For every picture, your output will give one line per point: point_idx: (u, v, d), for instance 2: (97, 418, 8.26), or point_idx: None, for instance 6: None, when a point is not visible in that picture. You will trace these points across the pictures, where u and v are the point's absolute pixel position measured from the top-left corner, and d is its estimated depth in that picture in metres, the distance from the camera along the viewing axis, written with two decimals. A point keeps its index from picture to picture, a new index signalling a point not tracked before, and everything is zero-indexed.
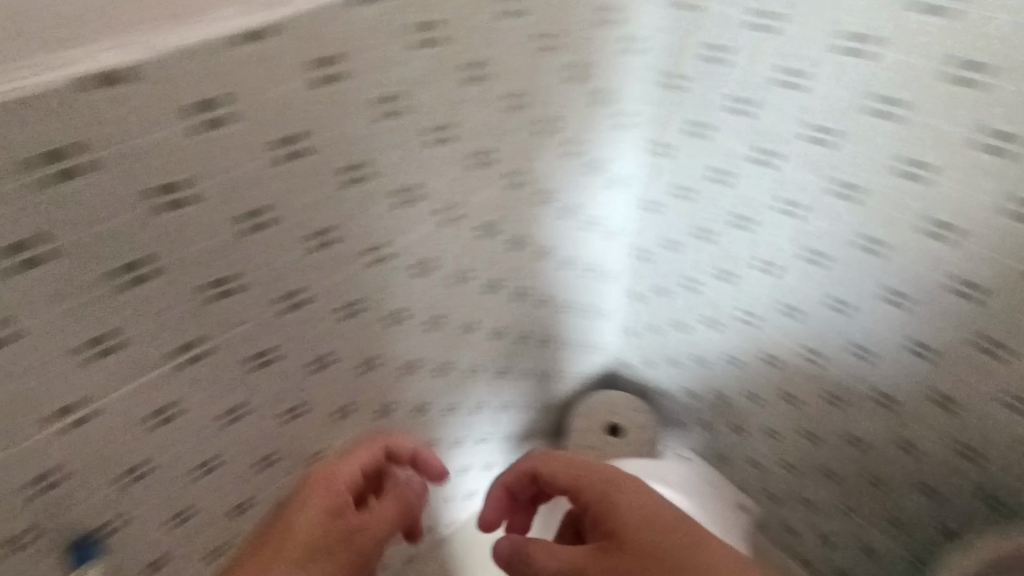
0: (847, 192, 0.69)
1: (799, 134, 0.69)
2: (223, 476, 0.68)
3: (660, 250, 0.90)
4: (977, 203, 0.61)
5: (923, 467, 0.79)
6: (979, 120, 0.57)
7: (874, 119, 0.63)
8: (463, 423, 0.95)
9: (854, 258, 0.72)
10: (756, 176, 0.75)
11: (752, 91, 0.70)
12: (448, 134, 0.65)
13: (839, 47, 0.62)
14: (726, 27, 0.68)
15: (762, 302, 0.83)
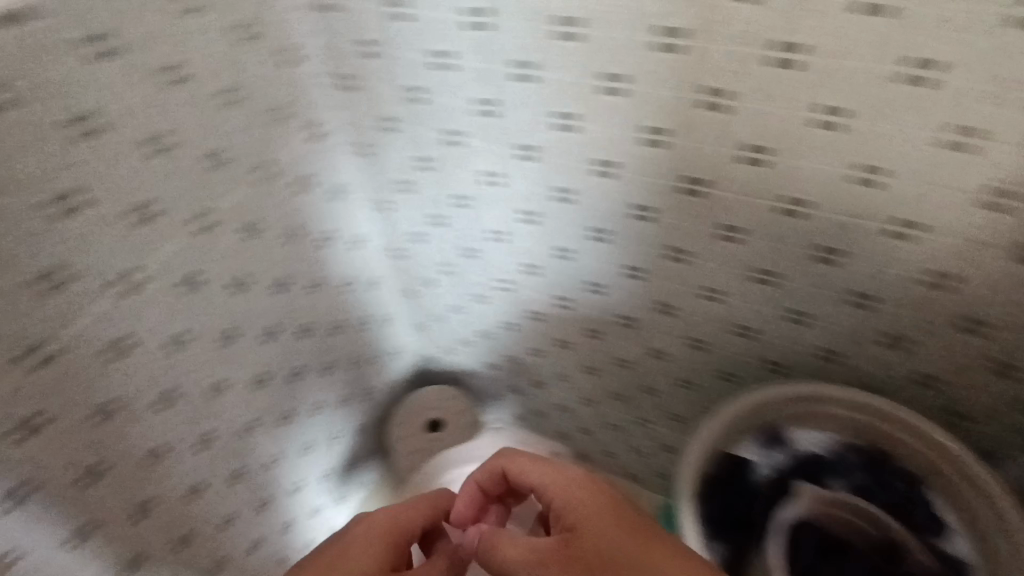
0: (597, 165, 0.78)
1: (542, 127, 0.77)
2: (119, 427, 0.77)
3: (432, 227, 0.99)
4: (748, 204, 0.74)
5: (699, 345, 0.94)
6: (700, 82, 0.65)
7: (615, 99, 0.70)
8: (304, 395, 1.05)
9: (556, 210, 0.86)
10: (483, 158, 0.85)
11: (491, 91, 0.76)
12: (216, 156, 0.75)
13: (492, 56, 0.72)
14: (440, 33, 0.73)
15: (564, 275, 0.95)
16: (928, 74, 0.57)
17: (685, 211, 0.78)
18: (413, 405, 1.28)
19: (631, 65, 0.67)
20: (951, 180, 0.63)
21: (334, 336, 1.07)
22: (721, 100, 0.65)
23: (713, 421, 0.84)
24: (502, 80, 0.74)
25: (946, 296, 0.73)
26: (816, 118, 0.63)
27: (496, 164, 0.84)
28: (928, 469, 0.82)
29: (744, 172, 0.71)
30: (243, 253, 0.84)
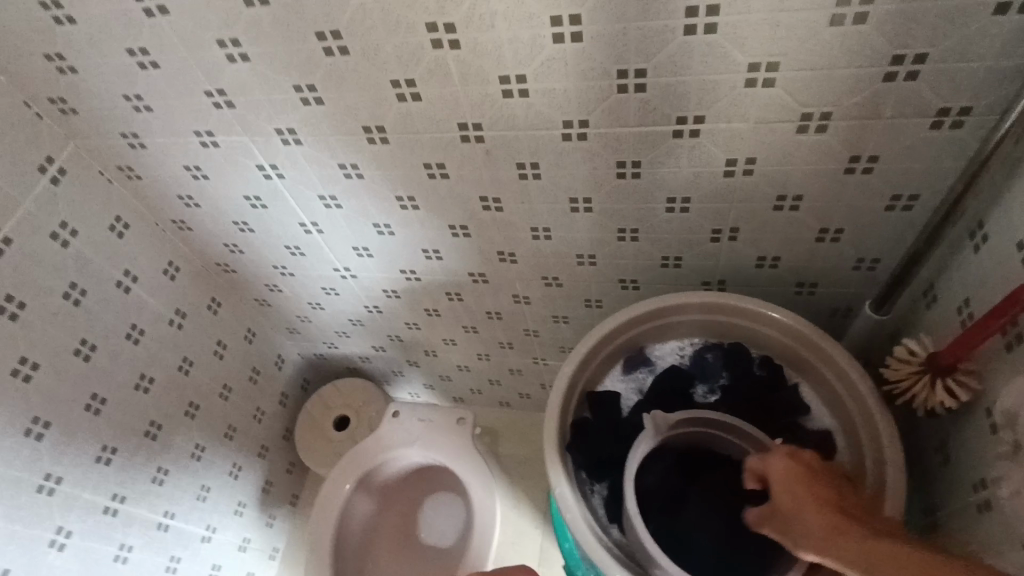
0: (354, 129, 0.62)
1: (301, 101, 0.60)
2: (65, 434, 0.76)
3: (243, 234, 0.86)
4: (527, 137, 0.58)
5: (600, 259, 0.73)
6: (414, 22, 0.50)
7: (241, 67, 0.58)
8: (207, 418, 0.98)
9: (356, 185, 0.70)
10: (248, 153, 0.70)
11: (223, 86, 0.61)
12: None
13: (169, 44, 0.58)
14: (127, 80, 0.63)
15: (395, 248, 0.80)
16: (571, 30, 0.47)
17: (471, 160, 0.63)
18: (316, 403, 1.19)
19: (330, 19, 0.51)
20: (736, 107, 0.51)
21: (225, 356, 1.00)
22: (448, 37, 0.50)
23: (555, 399, 0.66)
24: (231, 79, 0.60)
25: (806, 214, 0.60)
26: (544, 35, 0.48)
27: (289, 170, 0.71)
28: (775, 350, 0.67)
29: (461, 82, 0.54)
30: (125, 304, 0.82)
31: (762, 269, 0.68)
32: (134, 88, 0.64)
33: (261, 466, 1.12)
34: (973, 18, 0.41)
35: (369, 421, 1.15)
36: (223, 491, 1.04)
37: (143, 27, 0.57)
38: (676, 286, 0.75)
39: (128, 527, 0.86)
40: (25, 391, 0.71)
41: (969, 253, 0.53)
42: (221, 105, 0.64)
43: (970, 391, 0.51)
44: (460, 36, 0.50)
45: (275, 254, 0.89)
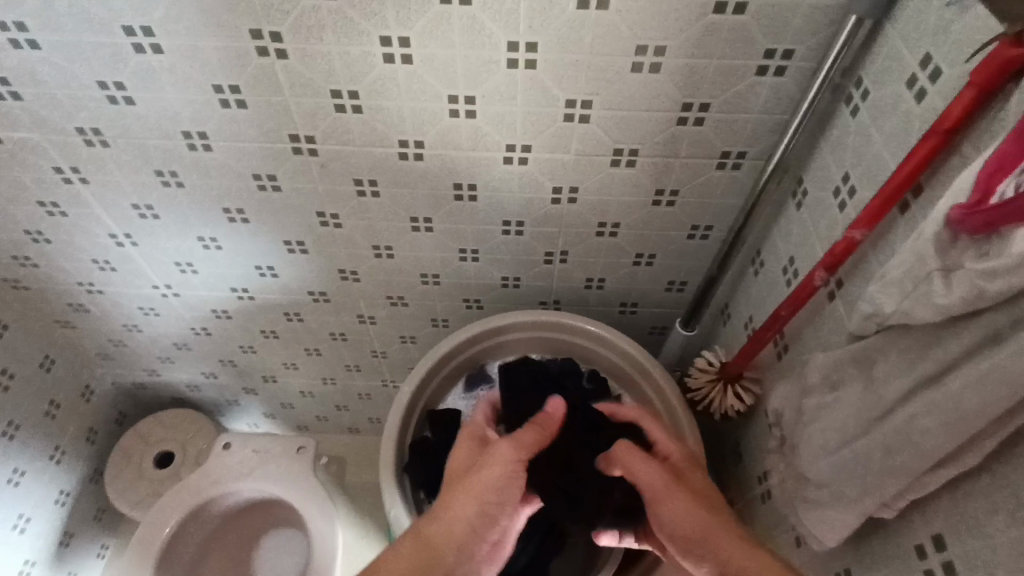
0: (173, 134, 0.58)
1: (109, 101, 0.55)
2: None
3: (39, 245, 0.75)
4: (363, 153, 0.58)
5: (443, 277, 0.74)
6: (240, 26, 0.48)
7: (29, 55, 0.51)
8: None
9: (178, 194, 0.65)
10: (41, 153, 0.61)
11: (8, 73, 0.53)
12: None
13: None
14: None
15: (226, 264, 0.75)
16: (402, 51, 0.48)
17: (308, 174, 0.61)
18: (133, 439, 1.06)
19: (142, 14, 0.47)
20: (560, 138, 0.55)
21: (13, 387, 0.86)
22: (276, 46, 0.49)
23: (392, 417, 0.66)
24: (18, 67, 0.53)
25: (625, 240, 0.66)
26: (377, 54, 0.49)
27: (94, 174, 0.63)
28: (603, 365, 0.72)
29: (292, 93, 0.53)
30: None
31: (591, 290, 0.74)
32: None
33: (55, 516, 0.97)
34: (743, 75, 0.49)
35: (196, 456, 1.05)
36: (1, 548, 0.88)
37: None
38: (516, 306, 0.78)
39: None
40: None
41: (752, 277, 0.62)
42: (6, 95, 0.55)
43: (754, 395, 0.58)
44: (290, 46, 0.49)
45: (81, 267, 0.79)
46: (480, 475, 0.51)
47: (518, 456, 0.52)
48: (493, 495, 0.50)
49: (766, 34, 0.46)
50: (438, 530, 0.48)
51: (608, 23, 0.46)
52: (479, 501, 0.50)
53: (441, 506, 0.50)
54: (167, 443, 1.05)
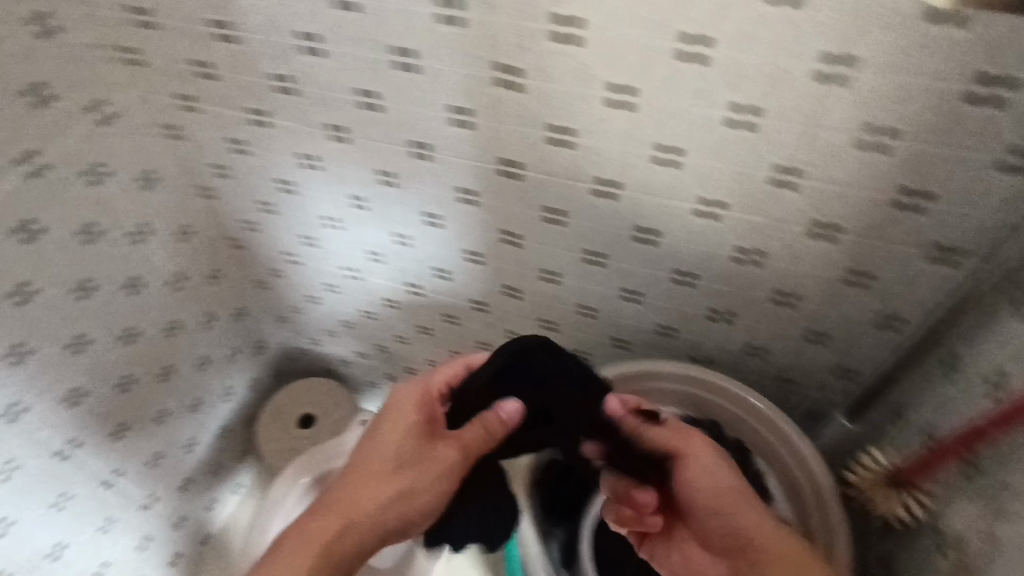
0: (401, 143, 0.66)
1: (358, 106, 0.64)
2: (42, 369, 0.75)
3: (265, 215, 0.88)
4: (562, 184, 0.62)
5: (601, 312, 0.76)
6: (487, 58, 0.54)
7: (312, 60, 0.62)
8: (176, 387, 0.98)
9: (387, 193, 0.74)
10: (292, 140, 0.73)
11: (288, 70, 0.64)
12: (33, 161, 0.67)
13: (254, 26, 0.61)
14: (200, 46, 0.67)
15: (408, 261, 0.83)
16: (626, 99, 0.52)
17: (505, 195, 0.66)
18: (285, 395, 1.19)
19: (408, 39, 0.55)
20: (759, 200, 0.55)
21: (213, 327, 1.02)
22: (514, 79, 0.55)
23: (515, 475, 0.70)
24: (297, 67, 0.63)
25: (801, 314, 0.64)
26: (600, 97, 0.53)
27: (325, 164, 0.74)
28: (751, 437, 0.69)
29: (513, 122, 0.58)
30: (131, 256, 0.83)
31: (750, 356, 0.72)
32: (207, 54, 0.67)
33: (214, 445, 1.12)
34: (984, 170, 0.46)
35: (333, 424, 1.16)
36: (172, 459, 1.03)
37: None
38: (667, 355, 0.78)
39: (72, 469, 0.84)
40: (18, 314, 0.70)
41: (942, 384, 0.56)
42: (283, 87, 0.66)
43: (924, 509, 0.54)
44: (526, 80, 0.54)
45: (289, 238, 0.91)
46: (409, 475, 0.59)
47: (450, 467, 0.60)
48: (422, 496, 0.59)
49: (1019, 131, 0.43)
50: (363, 516, 0.58)
51: (842, 98, 0.46)
52: (399, 495, 0.59)
53: (365, 495, 0.58)
54: (312, 406, 1.17)
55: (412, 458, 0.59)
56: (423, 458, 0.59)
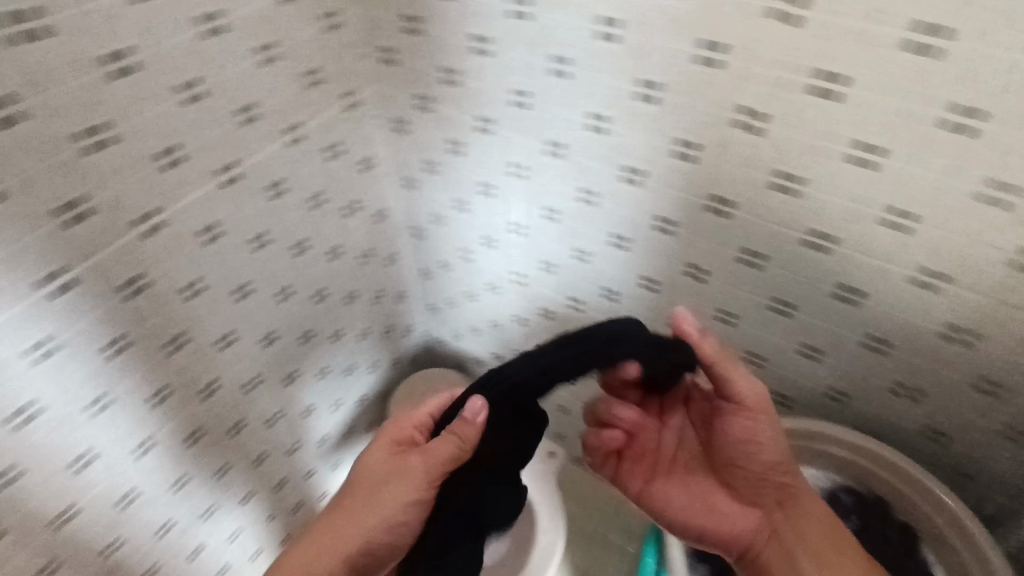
0: (616, 167, 0.72)
1: (584, 128, 0.70)
2: (254, 307, 0.87)
3: (457, 212, 0.97)
4: (770, 230, 0.65)
5: (770, 360, 0.78)
6: (733, 102, 0.58)
7: (555, 81, 0.68)
8: (341, 349, 1.10)
9: (583, 210, 0.80)
10: (509, 149, 0.81)
11: (527, 87, 0.71)
12: (295, 132, 0.79)
13: (508, 44, 0.69)
14: (452, 55, 0.75)
15: (582, 276, 0.89)
16: (872, 157, 0.54)
17: (705, 231, 0.70)
18: (419, 380, 1.29)
19: (656, 73, 0.61)
20: (987, 275, 0.56)
21: (380, 303, 1.13)
22: (753, 123, 0.58)
23: None
24: (537, 85, 0.70)
25: (1004, 406, 0.63)
26: (843, 152, 0.55)
27: (532, 175, 0.81)
28: (919, 520, 0.70)
29: (738, 164, 0.62)
30: (339, 228, 0.95)
31: (929, 440, 0.72)
32: (454, 63, 0.76)
33: (353, 410, 1.22)
34: None
35: None
36: (321, 415, 1.14)
37: (494, 19, 0.68)
38: (831, 417, 0.79)
39: (253, 402, 0.96)
40: (254, 256, 0.83)
41: None
42: (518, 100, 0.74)
43: None
44: (769, 126, 0.57)
45: (472, 235, 0.99)
46: (381, 494, 0.65)
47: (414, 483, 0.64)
48: (393, 515, 0.64)
49: None
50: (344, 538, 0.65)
51: None
52: (373, 515, 0.64)
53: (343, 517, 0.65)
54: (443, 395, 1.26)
55: (385, 475, 0.66)
56: (394, 474, 0.65)
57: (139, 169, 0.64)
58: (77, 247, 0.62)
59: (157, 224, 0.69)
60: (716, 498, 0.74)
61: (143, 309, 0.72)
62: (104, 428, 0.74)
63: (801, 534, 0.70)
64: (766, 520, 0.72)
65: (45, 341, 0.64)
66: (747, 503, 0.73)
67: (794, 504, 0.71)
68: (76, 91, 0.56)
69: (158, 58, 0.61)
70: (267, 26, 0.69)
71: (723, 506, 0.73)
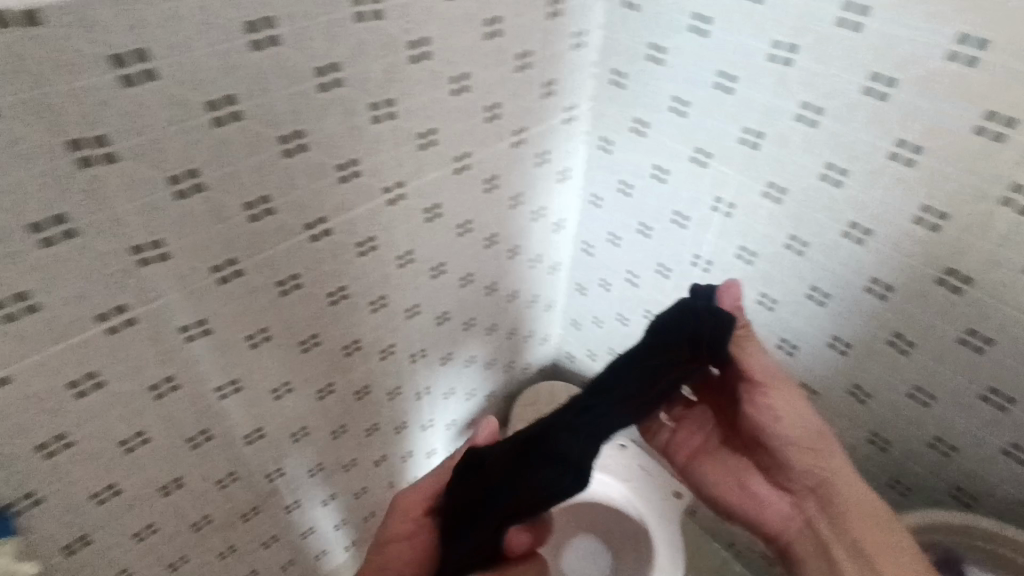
0: (842, 221, 0.72)
1: (818, 179, 0.71)
2: (438, 284, 0.94)
3: (635, 236, 1.00)
4: (1009, 314, 0.64)
5: (959, 445, 0.76)
6: (1009, 178, 0.58)
7: (801, 127, 0.70)
8: (487, 341, 1.17)
9: (785, 258, 0.80)
10: (719, 185, 0.82)
11: (763, 129, 0.73)
12: (521, 135, 0.86)
13: (758, 84, 0.71)
14: (689, 87, 0.78)
15: (758, 322, 0.89)
16: None
17: (926, 301, 0.69)
18: (542, 387, 1.34)
19: (928, 138, 0.61)
20: None
21: (530, 306, 1.20)
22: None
23: None
24: (777, 128, 0.72)
25: None
26: None
27: (737, 214, 0.83)
28: None
29: (995, 242, 0.62)
30: (522, 229, 1.01)
31: None
32: (687, 94, 0.79)
33: (479, 401, 1.29)
34: None
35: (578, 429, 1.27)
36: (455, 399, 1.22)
37: (750, 59, 0.70)
38: (1012, 516, 0.77)
39: (410, 370, 1.03)
40: (455, 239, 0.90)
41: None
42: (748, 139, 0.75)
43: None
44: None
45: (643, 261, 1.02)
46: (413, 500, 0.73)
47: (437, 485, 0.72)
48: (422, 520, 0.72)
49: None
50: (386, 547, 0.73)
51: None
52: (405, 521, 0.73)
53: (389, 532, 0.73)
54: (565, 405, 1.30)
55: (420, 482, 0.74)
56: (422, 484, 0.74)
57: (405, 145, 0.72)
58: (341, 203, 0.70)
59: (398, 195, 0.76)
60: (757, 481, 0.79)
61: (365, 266, 0.79)
62: (303, 366, 0.82)
63: (843, 528, 0.72)
64: (806, 506, 0.75)
65: (290, 279, 0.71)
66: (783, 490, 0.77)
67: (833, 497, 0.73)
68: (385, 69, 0.63)
69: (449, 51, 0.68)
70: (530, 36, 0.75)
71: (761, 491, 0.78)
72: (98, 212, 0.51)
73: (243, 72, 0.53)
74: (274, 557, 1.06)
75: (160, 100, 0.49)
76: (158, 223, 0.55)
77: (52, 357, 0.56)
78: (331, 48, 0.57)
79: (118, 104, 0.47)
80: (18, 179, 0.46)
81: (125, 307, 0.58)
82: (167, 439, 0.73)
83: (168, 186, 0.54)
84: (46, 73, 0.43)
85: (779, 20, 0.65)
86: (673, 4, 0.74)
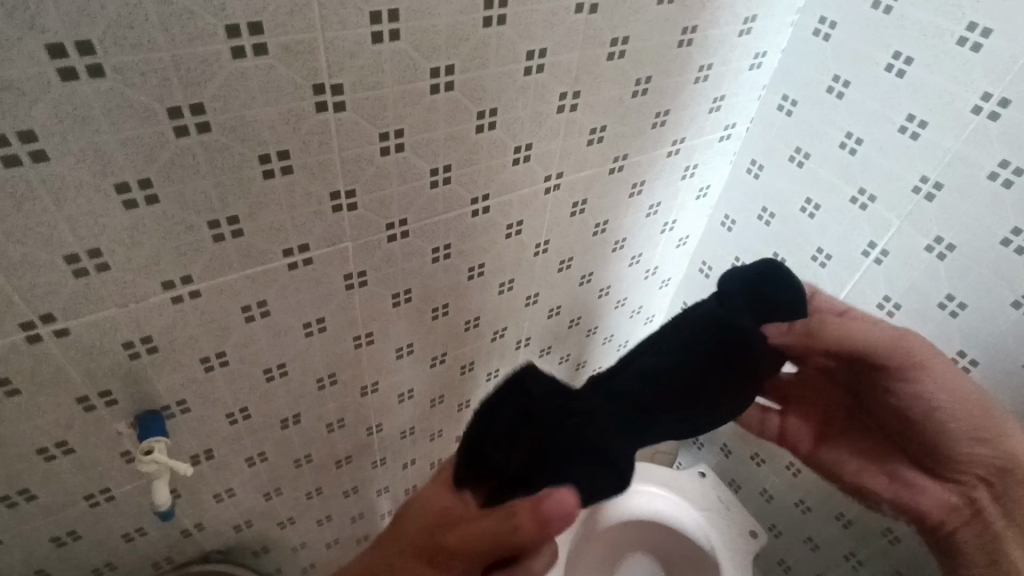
0: (1014, 292, 0.68)
1: (996, 242, 0.68)
2: (562, 279, 0.95)
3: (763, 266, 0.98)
4: None
5: None
6: None
7: (988, 185, 0.67)
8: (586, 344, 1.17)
9: (934, 319, 0.77)
10: (875, 230, 0.80)
11: (944, 180, 0.70)
12: (677, 145, 0.85)
13: (953, 134, 0.68)
14: (866, 125, 0.76)
15: None
16: None
17: None
18: None
19: None
20: None
21: (633, 316, 1.19)
22: None
23: None
24: (961, 181, 0.69)
25: None
26: None
27: (888, 263, 0.80)
28: None
29: None
30: (649, 239, 1.01)
31: None
32: (862, 131, 0.77)
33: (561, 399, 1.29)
34: None
35: None
36: None
37: (946, 107, 0.68)
38: None
39: (513, 357, 1.05)
40: (590, 238, 0.91)
41: None
42: (921, 187, 0.73)
43: None
44: None
45: None
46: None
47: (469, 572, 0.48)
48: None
49: None
50: None
51: None
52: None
53: None
54: None
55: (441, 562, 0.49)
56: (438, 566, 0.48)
57: (577, 137, 0.73)
58: (506, 184, 0.72)
59: (556, 184, 0.77)
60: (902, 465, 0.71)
61: (507, 248, 0.81)
62: (428, 332, 0.85)
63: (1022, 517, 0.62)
64: (974, 496, 0.65)
65: (442, 248, 0.73)
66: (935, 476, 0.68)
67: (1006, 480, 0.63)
68: (584, 62, 0.65)
69: (642, 54, 0.69)
70: (715, 49, 0.75)
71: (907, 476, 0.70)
72: (317, 154, 0.54)
73: (469, 44, 0.55)
74: (346, 511, 1.08)
75: (395, 60, 0.52)
76: (358, 174, 0.58)
77: (239, 280, 0.60)
78: (546, 35, 0.59)
79: (362, 58, 0.50)
80: (260, 114, 0.49)
81: (307, 247, 0.61)
82: (302, 375, 0.77)
83: (377, 141, 0.57)
84: (317, 20, 0.47)
85: (991, 72, 0.63)
86: (870, 39, 0.72)
